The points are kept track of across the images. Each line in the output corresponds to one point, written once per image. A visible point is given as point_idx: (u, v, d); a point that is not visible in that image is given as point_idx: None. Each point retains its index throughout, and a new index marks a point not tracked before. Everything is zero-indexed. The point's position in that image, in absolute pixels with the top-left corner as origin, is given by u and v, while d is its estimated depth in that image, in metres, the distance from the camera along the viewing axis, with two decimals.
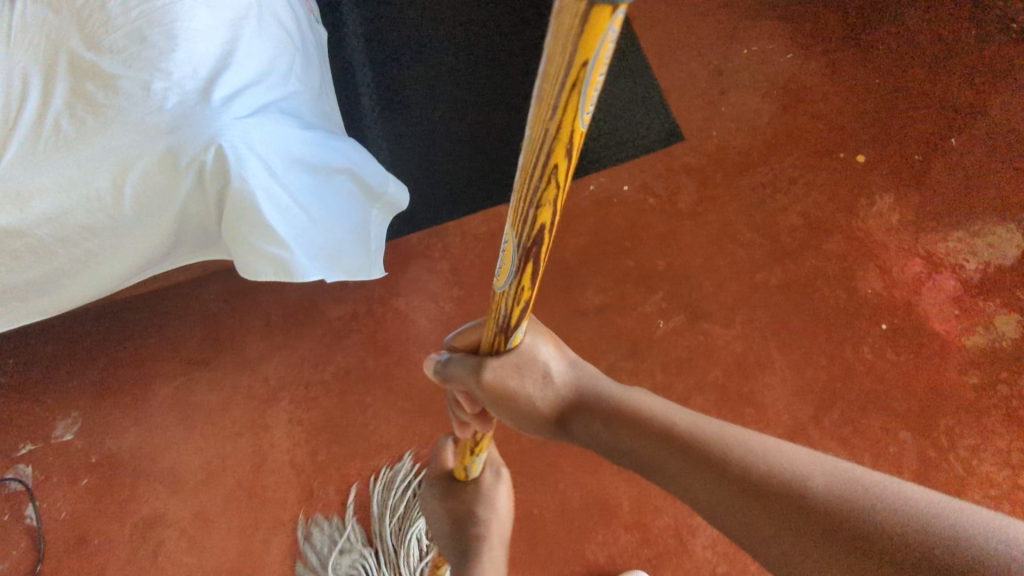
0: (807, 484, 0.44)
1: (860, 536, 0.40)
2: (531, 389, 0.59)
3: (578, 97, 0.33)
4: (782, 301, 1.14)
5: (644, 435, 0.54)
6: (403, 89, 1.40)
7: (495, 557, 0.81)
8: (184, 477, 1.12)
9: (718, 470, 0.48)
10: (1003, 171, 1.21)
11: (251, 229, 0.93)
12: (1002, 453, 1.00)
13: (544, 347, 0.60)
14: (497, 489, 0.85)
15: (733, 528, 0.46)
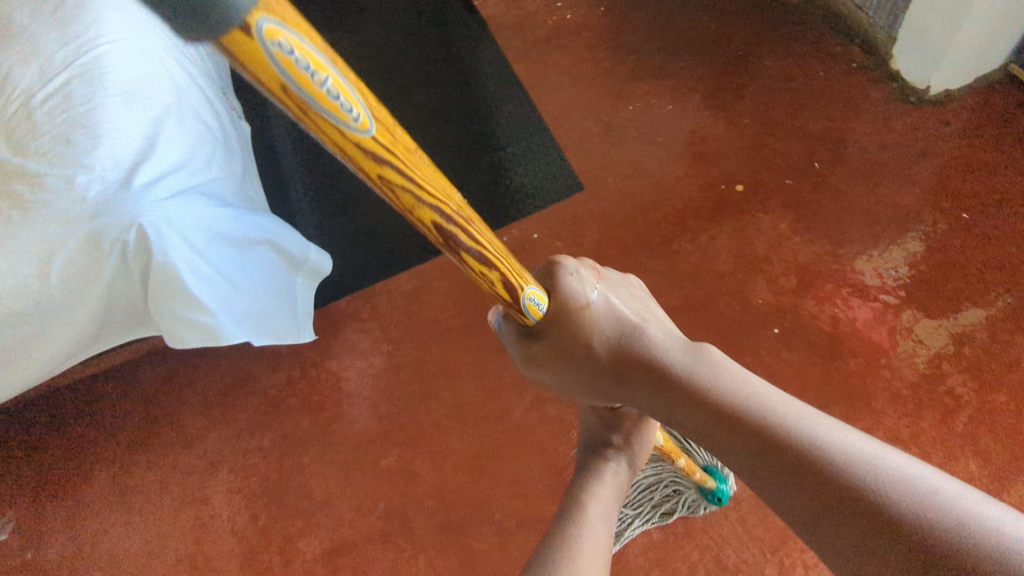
0: (864, 480, 0.46)
1: (905, 535, 0.43)
2: (578, 361, 0.61)
3: (334, 122, 0.33)
4: (684, 320, 1.24)
5: (706, 409, 0.56)
6: (326, 170, 1.52)
7: (618, 476, 0.80)
8: (124, 561, 1.12)
9: (776, 451, 0.51)
10: (864, 183, 1.36)
11: (176, 300, 0.99)
12: (893, 430, 1.09)
13: (593, 311, 0.60)
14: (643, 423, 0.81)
15: (781, 503, 0.50)
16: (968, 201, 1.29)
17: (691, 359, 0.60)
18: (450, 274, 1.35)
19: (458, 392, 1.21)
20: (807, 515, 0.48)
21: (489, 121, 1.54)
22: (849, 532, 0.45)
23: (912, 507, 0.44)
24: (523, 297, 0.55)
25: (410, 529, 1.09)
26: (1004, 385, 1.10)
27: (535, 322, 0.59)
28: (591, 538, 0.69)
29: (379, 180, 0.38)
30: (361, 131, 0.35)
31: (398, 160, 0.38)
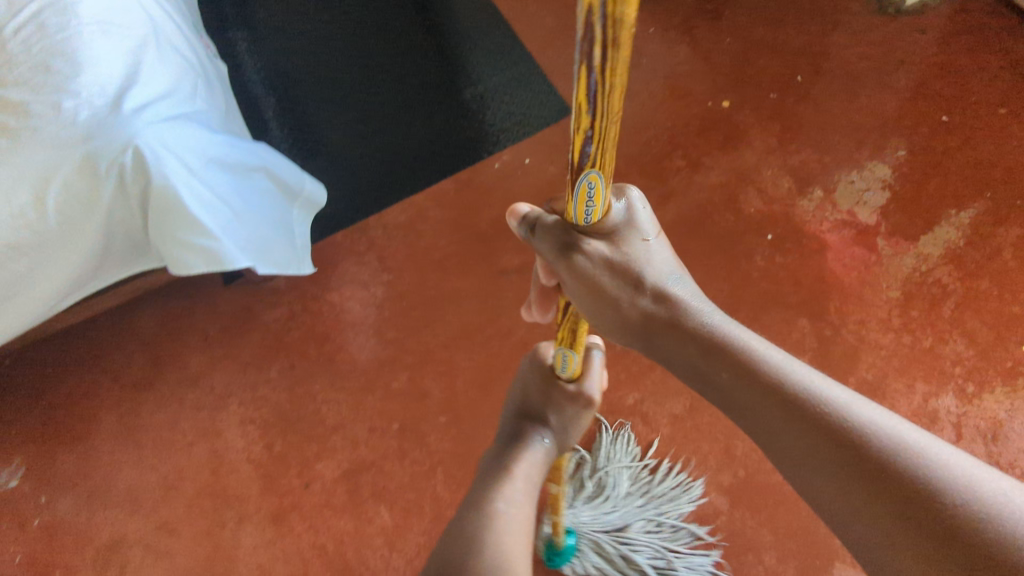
0: (881, 440, 0.50)
1: (916, 490, 0.47)
2: (618, 289, 0.64)
3: None
4: (678, 231, 1.24)
5: (728, 360, 0.60)
6: (305, 107, 1.47)
7: (547, 455, 0.78)
8: (142, 496, 1.13)
9: (801, 410, 0.54)
10: (848, 92, 1.37)
11: (178, 224, 0.97)
12: (885, 320, 1.13)
13: (643, 249, 0.65)
14: (574, 408, 0.80)
15: (787, 450, 0.54)
16: (947, 105, 1.32)
17: (724, 321, 0.63)
18: (444, 203, 1.35)
19: (462, 315, 1.22)
20: (821, 469, 0.52)
21: (472, 52, 1.52)
22: (866, 486, 0.49)
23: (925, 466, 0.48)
24: (587, 174, 0.53)
25: (426, 445, 1.12)
26: (987, 272, 1.15)
27: (591, 229, 0.62)
28: (518, 517, 0.68)
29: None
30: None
31: None
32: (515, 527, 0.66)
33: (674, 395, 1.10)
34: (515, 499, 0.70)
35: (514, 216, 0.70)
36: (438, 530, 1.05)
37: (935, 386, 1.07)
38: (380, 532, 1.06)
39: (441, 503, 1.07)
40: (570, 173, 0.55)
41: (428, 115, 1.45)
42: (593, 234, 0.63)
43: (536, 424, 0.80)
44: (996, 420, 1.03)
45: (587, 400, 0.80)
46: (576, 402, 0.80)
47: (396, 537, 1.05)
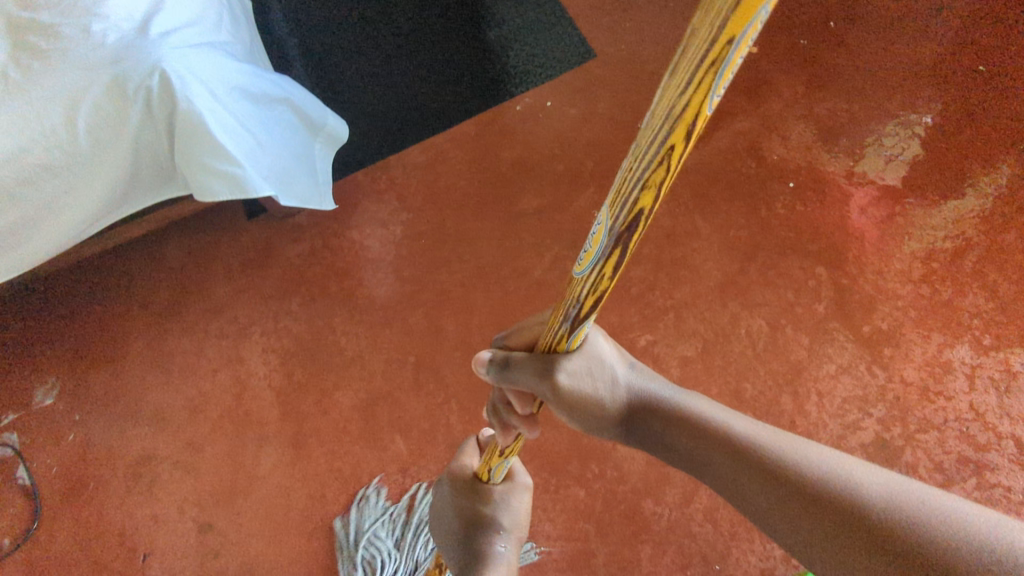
0: (865, 500, 0.47)
1: (913, 552, 0.43)
2: (596, 388, 0.60)
3: (714, 79, 0.30)
4: (699, 177, 1.23)
5: (698, 435, 0.57)
6: (324, 36, 1.44)
7: (506, 563, 0.80)
8: (169, 417, 1.17)
9: (780, 481, 0.51)
10: (881, 39, 1.33)
11: (203, 149, 0.99)
12: (905, 271, 1.12)
13: (604, 351, 0.61)
14: (516, 501, 0.84)
15: (780, 528, 0.50)
16: (983, 57, 1.29)
17: (689, 397, 0.61)
18: (465, 144, 1.35)
19: (479, 255, 1.24)
20: (819, 545, 0.48)
21: None
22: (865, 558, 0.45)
23: (915, 521, 0.44)
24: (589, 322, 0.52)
25: (441, 378, 1.14)
26: (1012, 227, 1.13)
27: (569, 350, 0.57)
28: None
29: (662, 125, 0.34)
30: (710, 96, 0.31)
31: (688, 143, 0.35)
32: None
33: (686, 337, 1.10)
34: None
35: (477, 364, 0.65)
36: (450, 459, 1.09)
37: (951, 336, 1.06)
38: (395, 458, 1.10)
39: (454, 433, 1.10)
40: (570, 323, 0.53)
41: (449, 54, 1.43)
42: (572, 352, 0.58)
43: (490, 531, 0.81)
44: (1010, 372, 1.03)
45: (524, 485, 0.85)
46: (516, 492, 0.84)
47: (410, 463, 1.09)
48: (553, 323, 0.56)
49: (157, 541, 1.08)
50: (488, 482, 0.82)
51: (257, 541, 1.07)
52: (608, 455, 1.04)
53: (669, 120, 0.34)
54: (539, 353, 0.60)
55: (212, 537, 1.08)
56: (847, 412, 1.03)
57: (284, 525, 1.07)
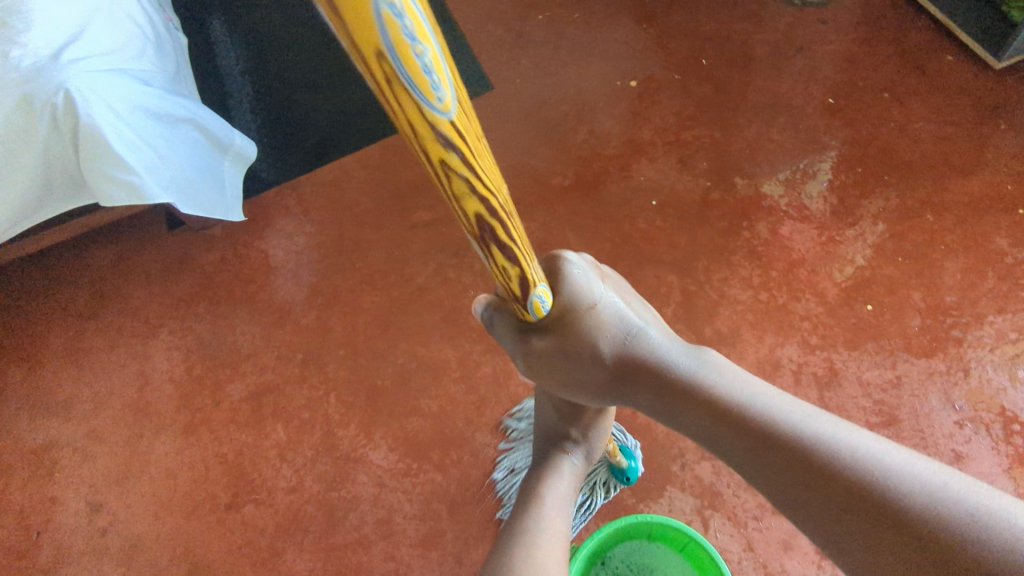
0: (891, 491, 0.44)
1: (922, 534, 0.42)
2: (581, 358, 0.60)
3: (414, 98, 0.31)
4: (572, 195, 1.35)
5: (706, 411, 0.56)
6: (262, 76, 1.58)
7: (574, 471, 0.84)
8: (75, 408, 1.27)
9: (789, 455, 0.50)
10: (745, 76, 1.48)
11: (104, 159, 1.10)
12: (747, 279, 1.23)
13: (603, 312, 0.60)
14: (603, 420, 0.87)
15: (787, 504, 0.50)
16: (835, 91, 1.44)
17: (695, 367, 0.59)
18: (368, 163, 1.47)
19: (371, 263, 1.35)
20: (833, 529, 0.46)
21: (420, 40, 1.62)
22: (868, 537, 0.44)
23: (939, 518, 0.42)
24: (535, 293, 0.54)
25: (324, 372, 1.25)
26: (845, 240, 1.25)
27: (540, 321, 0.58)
28: (553, 526, 0.72)
29: (424, 152, 0.35)
30: (435, 104, 0.32)
31: (462, 146, 0.36)
32: (554, 525, 0.73)
33: None
34: (549, 512, 0.75)
35: (477, 304, 0.68)
36: (325, 446, 1.18)
37: (782, 337, 1.16)
38: (275, 445, 1.19)
39: (330, 423, 1.20)
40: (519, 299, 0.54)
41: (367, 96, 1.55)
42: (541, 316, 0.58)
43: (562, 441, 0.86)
44: (832, 369, 1.13)
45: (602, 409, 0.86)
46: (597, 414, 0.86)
47: (288, 449, 1.18)
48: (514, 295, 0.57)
49: (54, 520, 1.17)
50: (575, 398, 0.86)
51: (144, 520, 1.15)
52: (466, 442, 1.16)
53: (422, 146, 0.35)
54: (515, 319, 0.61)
55: (102, 516, 1.16)
56: None
57: (171, 504, 1.17)
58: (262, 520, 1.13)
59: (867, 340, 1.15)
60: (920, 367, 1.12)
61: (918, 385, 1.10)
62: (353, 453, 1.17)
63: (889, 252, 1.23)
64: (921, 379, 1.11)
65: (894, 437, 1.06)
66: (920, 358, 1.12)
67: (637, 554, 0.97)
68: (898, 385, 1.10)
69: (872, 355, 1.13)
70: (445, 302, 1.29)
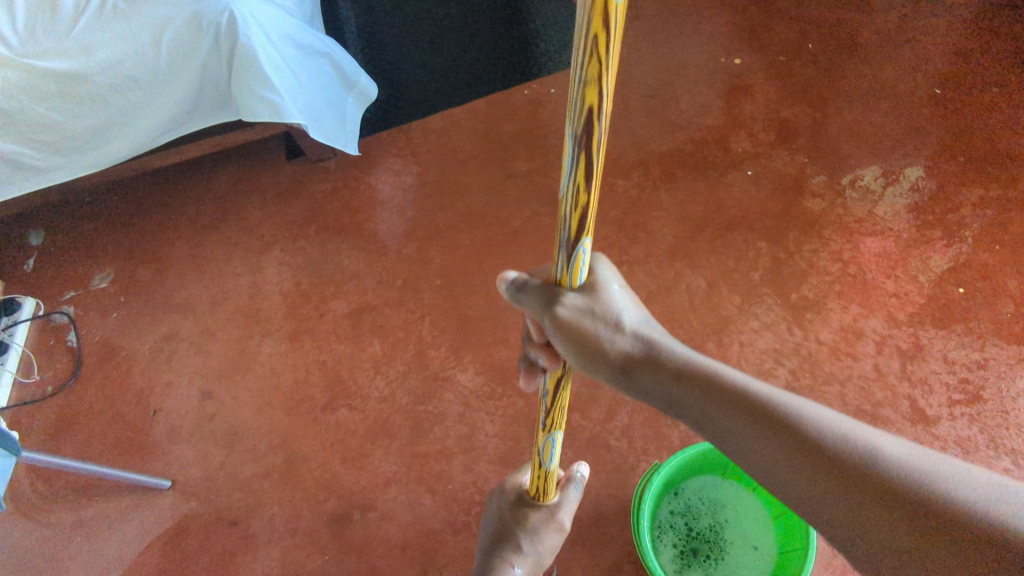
0: (894, 469, 0.46)
1: (944, 521, 0.43)
2: (600, 330, 0.58)
3: None
4: (668, 158, 1.40)
5: (713, 392, 0.55)
6: None
7: None
8: (193, 307, 1.39)
9: (797, 438, 0.50)
10: (849, 60, 1.51)
11: (252, 76, 1.20)
12: (837, 252, 1.25)
13: (617, 294, 0.60)
14: (553, 534, 0.82)
15: (793, 488, 0.50)
16: (942, 83, 1.44)
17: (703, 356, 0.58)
18: (475, 116, 1.57)
19: (471, 205, 1.44)
20: (842, 509, 0.47)
21: (533, 20, 1.71)
22: (900, 528, 0.44)
23: (943, 492, 0.44)
24: (580, 242, 0.56)
25: (420, 298, 1.34)
26: (940, 222, 1.26)
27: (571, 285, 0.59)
28: None
29: (587, 25, 0.44)
30: None
31: (608, 42, 0.45)
32: None
33: (634, 287, 1.23)
34: None
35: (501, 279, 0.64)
36: (416, 364, 1.27)
37: (867, 309, 1.18)
38: (370, 358, 1.29)
39: (424, 343, 1.29)
40: (564, 247, 0.57)
41: (478, 60, 1.65)
42: (572, 287, 0.59)
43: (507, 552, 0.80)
44: (917, 344, 1.14)
45: (560, 526, 0.82)
46: (551, 531, 0.82)
47: (383, 363, 1.28)
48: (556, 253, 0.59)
49: (168, 402, 1.28)
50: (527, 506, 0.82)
51: (248, 411, 1.26)
52: None
53: (592, 32, 0.44)
54: (547, 287, 0.61)
55: (211, 403, 1.28)
56: (763, 361, 1.14)
57: (272, 400, 1.27)
58: (355, 422, 1.23)
59: (956, 320, 1.16)
60: (1010, 352, 1.12)
61: (1006, 369, 1.10)
62: (442, 372, 1.25)
63: (987, 240, 1.23)
64: (1010, 363, 1.11)
65: (979, 414, 1.06)
66: (1010, 343, 1.13)
67: (707, 489, 1.04)
68: (985, 366, 1.11)
69: (960, 336, 1.14)
70: (538, 248, 1.37)
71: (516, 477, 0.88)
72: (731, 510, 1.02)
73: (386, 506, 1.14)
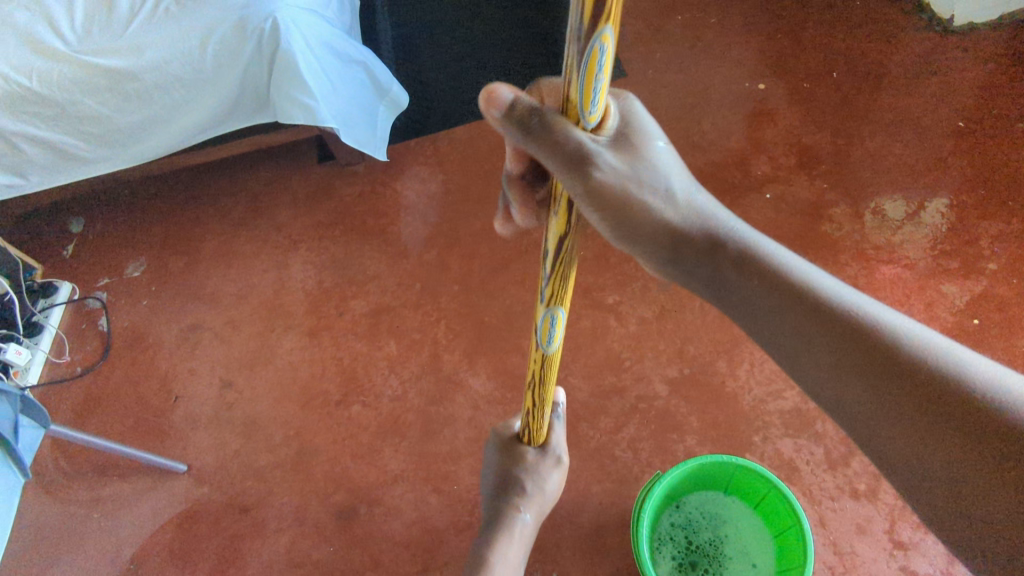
0: (936, 371, 0.45)
1: (976, 424, 0.43)
2: (641, 202, 0.50)
3: None
4: (688, 178, 1.42)
5: (758, 279, 0.51)
6: None
7: (527, 526, 0.83)
8: (219, 299, 1.44)
9: (842, 336, 0.48)
10: (874, 90, 1.52)
11: (291, 82, 1.26)
12: (852, 278, 1.26)
13: (660, 153, 0.50)
14: (552, 471, 0.85)
15: (830, 381, 0.49)
16: (968, 116, 1.44)
17: (749, 233, 0.54)
18: (502, 129, 1.61)
19: (493, 215, 1.48)
20: (876, 406, 0.47)
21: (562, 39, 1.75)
22: (933, 427, 0.45)
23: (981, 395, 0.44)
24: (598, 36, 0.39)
25: (437, 302, 1.37)
26: (958, 253, 1.26)
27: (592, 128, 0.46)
28: None
29: None
30: None
31: None
32: None
33: None
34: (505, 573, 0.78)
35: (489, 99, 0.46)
36: (430, 366, 1.30)
37: None
38: (386, 357, 1.32)
39: (438, 346, 1.32)
40: (577, 37, 0.40)
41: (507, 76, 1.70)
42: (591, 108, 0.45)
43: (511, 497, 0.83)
44: None
45: (557, 460, 0.85)
46: (550, 467, 0.84)
47: (398, 363, 1.31)
48: (566, 44, 0.42)
49: (190, 389, 1.33)
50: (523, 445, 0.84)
51: (265, 402, 1.30)
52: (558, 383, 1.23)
53: None
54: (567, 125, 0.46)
55: (230, 392, 1.32)
56: None
57: (289, 392, 1.31)
58: (367, 419, 1.26)
59: (969, 352, 1.16)
60: None
61: None
62: (454, 375, 1.28)
63: (1005, 274, 1.23)
64: None
65: None
66: None
67: (708, 504, 1.05)
68: None
69: None
70: None
71: (505, 424, 0.90)
72: (729, 526, 1.03)
73: (393, 503, 1.17)
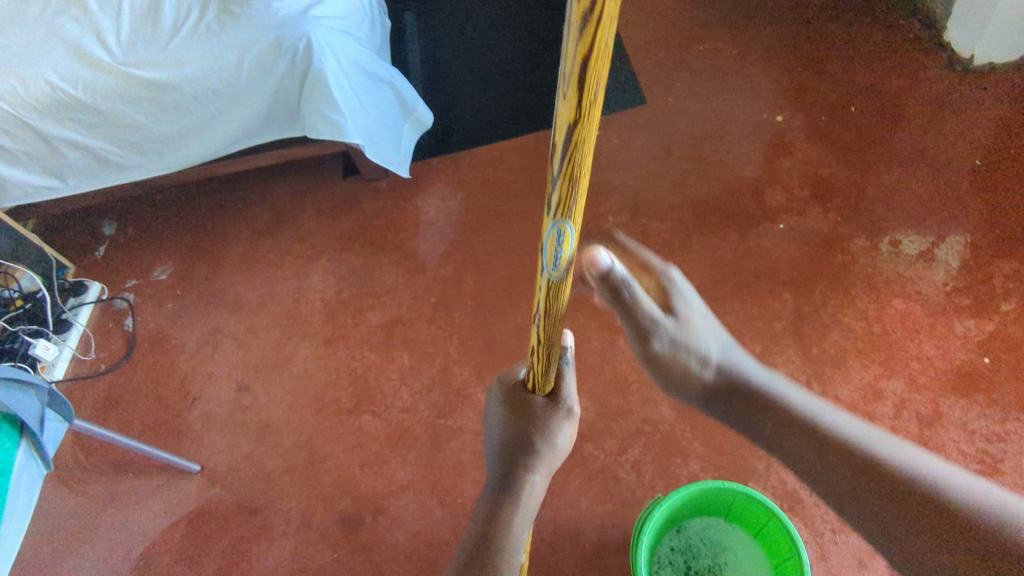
0: (910, 472, 0.51)
1: (944, 514, 0.48)
2: (685, 359, 0.64)
3: None
4: (703, 206, 1.44)
5: (767, 408, 0.61)
6: None
7: (536, 494, 0.66)
8: (240, 304, 1.48)
9: (831, 447, 0.56)
10: (892, 126, 1.53)
11: (321, 98, 1.31)
12: (863, 311, 1.27)
13: (699, 327, 0.65)
14: (563, 425, 0.68)
15: (823, 486, 0.55)
16: (985, 155, 1.45)
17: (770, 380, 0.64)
18: (521, 151, 1.65)
19: (509, 234, 1.51)
20: (863, 507, 0.52)
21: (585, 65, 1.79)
22: (910, 519, 0.49)
23: (948, 491, 0.49)
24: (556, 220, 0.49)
25: (451, 317, 1.40)
26: (971, 291, 1.26)
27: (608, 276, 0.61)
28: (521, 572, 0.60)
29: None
30: None
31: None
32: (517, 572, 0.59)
33: None
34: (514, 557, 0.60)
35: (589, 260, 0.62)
36: (440, 379, 1.33)
37: (888, 369, 1.19)
38: (398, 369, 1.35)
39: (450, 360, 1.35)
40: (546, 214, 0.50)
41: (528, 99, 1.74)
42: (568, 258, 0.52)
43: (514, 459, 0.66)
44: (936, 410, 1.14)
45: (569, 412, 0.69)
46: (560, 420, 0.68)
47: (409, 375, 1.34)
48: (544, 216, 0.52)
49: (207, 391, 1.37)
50: (529, 391, 0.70)
51: (279, 406, 1.34)
52: None
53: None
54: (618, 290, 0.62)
55: (246, 395, 1.36)
56: None
57: (302, 399, 1.34)
58: (377, 428, 1.28)
59: (979, 391, 1.15)
60: None
61: None
62: (463, 390, 1.31)
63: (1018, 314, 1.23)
64: None
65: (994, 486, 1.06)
66: None
67: (710, 530, 1.05)
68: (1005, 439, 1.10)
69: (982, 406, 1.14)
70: None
71: (507, 369, 0.76)
72: (730, 554, 1.03)
73: (397, 512, 1.19)
